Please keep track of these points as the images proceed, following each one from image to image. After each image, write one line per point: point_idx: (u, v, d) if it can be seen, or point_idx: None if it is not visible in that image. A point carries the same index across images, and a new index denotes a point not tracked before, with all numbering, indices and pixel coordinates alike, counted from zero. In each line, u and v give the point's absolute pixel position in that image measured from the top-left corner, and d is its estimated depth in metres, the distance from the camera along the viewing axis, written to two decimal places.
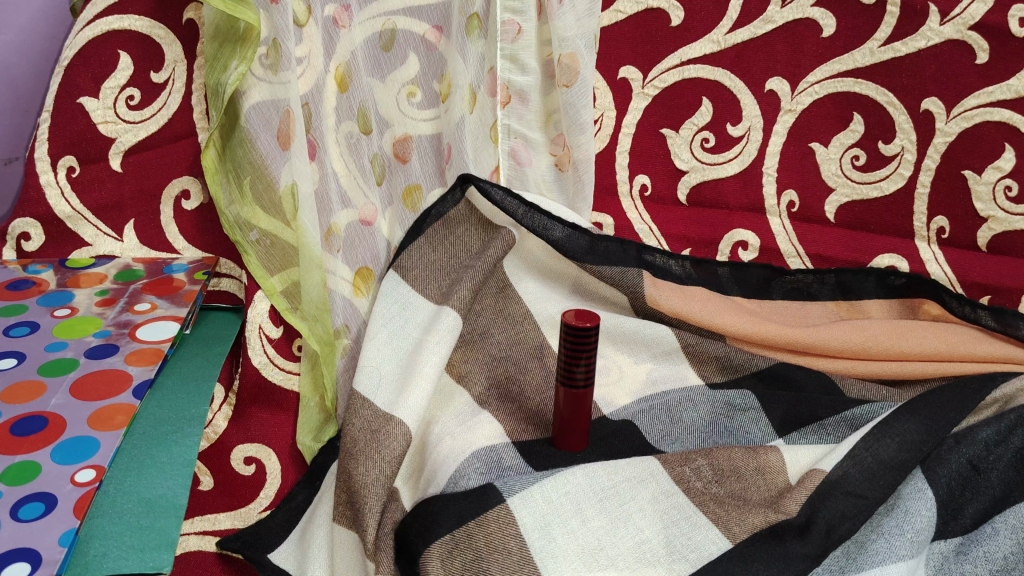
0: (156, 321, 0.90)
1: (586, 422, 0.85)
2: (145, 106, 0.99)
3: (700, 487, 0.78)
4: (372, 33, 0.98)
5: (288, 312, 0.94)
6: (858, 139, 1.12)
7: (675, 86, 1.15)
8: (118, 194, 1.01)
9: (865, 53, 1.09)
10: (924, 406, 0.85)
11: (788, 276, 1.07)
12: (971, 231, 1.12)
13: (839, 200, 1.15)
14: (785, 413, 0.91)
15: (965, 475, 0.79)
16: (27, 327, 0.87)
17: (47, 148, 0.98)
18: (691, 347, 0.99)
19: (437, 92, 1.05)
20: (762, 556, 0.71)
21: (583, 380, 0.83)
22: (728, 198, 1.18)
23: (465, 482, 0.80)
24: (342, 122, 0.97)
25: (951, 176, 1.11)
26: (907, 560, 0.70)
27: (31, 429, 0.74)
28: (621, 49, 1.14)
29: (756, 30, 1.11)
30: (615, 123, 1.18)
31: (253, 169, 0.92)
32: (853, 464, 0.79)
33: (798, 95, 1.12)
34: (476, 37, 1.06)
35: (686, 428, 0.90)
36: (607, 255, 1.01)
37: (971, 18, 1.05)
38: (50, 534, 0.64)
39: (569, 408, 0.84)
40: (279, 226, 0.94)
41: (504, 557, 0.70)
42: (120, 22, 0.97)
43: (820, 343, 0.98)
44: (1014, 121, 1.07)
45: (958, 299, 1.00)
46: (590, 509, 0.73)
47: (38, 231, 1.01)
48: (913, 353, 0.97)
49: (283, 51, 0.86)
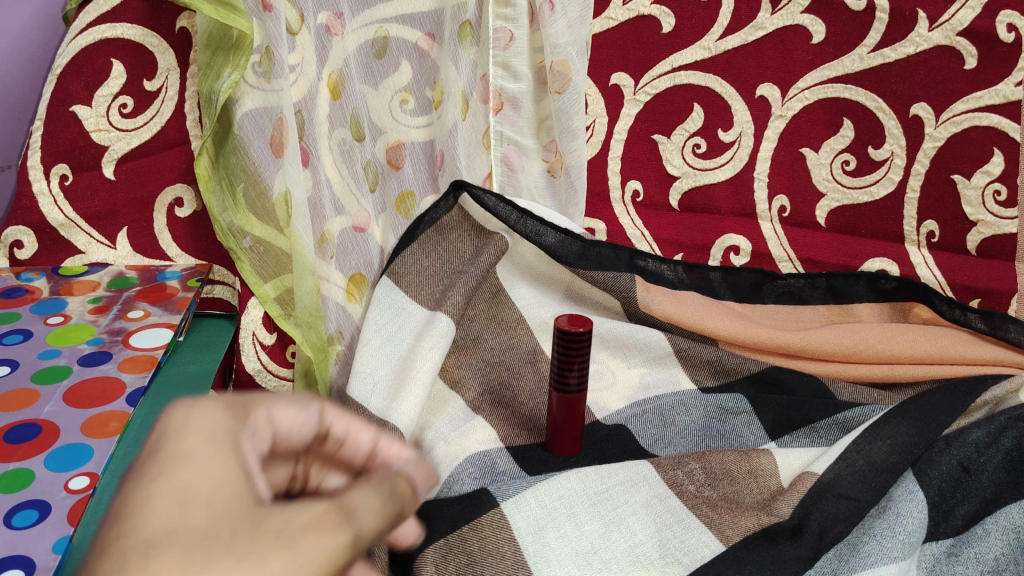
0: (150, 328, 0.91)
1: (580, 427, 0.85)
2: (138, 114, 0.99)
3: (693, 490, 0.79)
4: (365, 40, 0.98)
5: (282, 318, 0.96)
6: (847, 144, 1.14)
7: (666, 92, 1.16)
8: (111, 202, 1.01)
9: (854, 60, 1.10)
10: (915, 408, 0.86)
11: (779, 280, 1.08)
12: (961, 234, 1.13)
13: (830, 205, 1.16)
14: (776, 417, 0.92)
15: (955, 477, 0.79)
16: (20, 335, 0.87)
17: (40, 155, 0.99)
18: (685, 352, 1.00)
19: (429, 99, 1.06)
20: (755, 559, 0.71)
21: (576, 380, 0.83)
22: (720, 203, 1.19)
23: (459, 487, 0.80)
24: (335, 130, 0.97)
25: (941, 180, 1.12)
26: (899, 561, 0.70)
27: (24, 437, 0.73)
28: (612, 56, 1.16)
29: (747, 36, 1.12)
30: (607, 129, 1.19)
31: (247, 177, 0.92)
32: (845, 467, 0.80)
33: (788, 100, 1.13)
34: (468, 44, 1.07)
35: (679, 432, 0.90)
36: (600, 260, 1.02)
37: (960, 24, 1.05)
38: (44, 541, 0.64)
39: (564, 412, 0.84)
40: (273, 232, 0.94)
41: (498, 561, 0.70)
42: (112, 31, 0.97)
43: (811, 346, 0.98)
44: (1003, 126, 1.08)
45: (948, 303, 1.01)
46: (583, 513, 0.74)
47: (31, 239, 1.01)
48: (904, 356, 0.97)
49: (276, 59, 0.86)
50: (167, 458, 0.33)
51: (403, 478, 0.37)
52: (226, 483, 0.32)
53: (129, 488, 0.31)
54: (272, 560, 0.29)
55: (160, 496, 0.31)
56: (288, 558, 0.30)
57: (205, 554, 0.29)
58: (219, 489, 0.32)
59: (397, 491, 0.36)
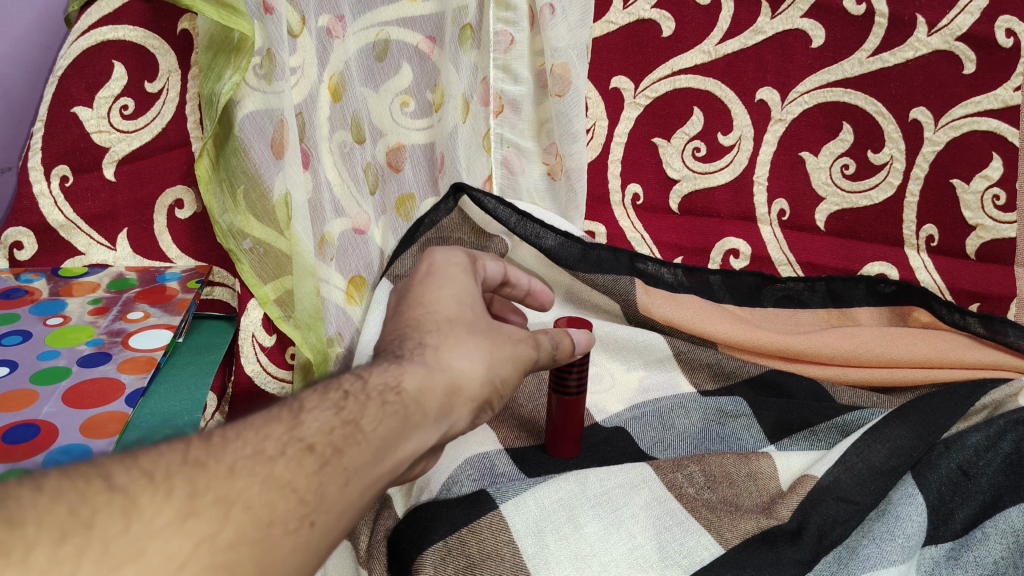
0: (150, 329, 0.90)
1: (579, 429, 0.85)
2: (139, 116, 1.00)
3: (692, 493, 0.78)
4: (365, 43, 0.98)
5: (281, 320, 0.97)
6: (847, 148, 1.14)
7: (666, 96, 1.16)
8: (111, 203, 1.01)
9: (854, 64, 1.10)
10: (914, 412, 0.86)
11: (779, 283, 1.07)
12: (960, 239, 1.13)
13: (829, 208, 1.16)
14: (776, 421, 0.92)
15: (955, 481, 0.79)
16: (20, 336, 0.87)
17: (41, 157, 0.99)
18: (684, 356, 1.00)
19: (430, 101, 1.06)
20: (754, 562, 0.70)
21: (576, 382, 0.83)
22: (720, 207, 1.19)
23: (459, 489, 0.80)
24: (336, 132, 0.97)
25: (940, 184, 1.12)
26: (899, 565, 0.70)
27: (23, 438, 0.73)
28: (612, 60, 1.16)
29: (747, 40, 1.12)
30: (607, 132, 1.19)
31: (247, 178, 0.92)
32: (844, 471, 0.80)
33: (788, 104, 1.14)
34: (469, 47, 1.07)
35: (679, 435, 0.90)
36: (600, 263, 1.02)
37: (959, 29, 1.06)
38: None
39: (563, 415, 0.84)
40: (273, 234, 0.94)
41: (497, 564, 0.70)
42: (114, 33, 0.97)
43: (810, 350, 0.98)
44: (1001, 130, 1.08)
45: (947, 306, 1.00)
46: (583, 516, 0.74)
47: (31, 240, 1.01)
48: (903, 360, 0.97)
49: (277, 61, 0.86)
50: (441, 276, 0.65)
51: (566, 339, 0.71)
52: (475, 300, 0.64)
53: (423, 289, 0.63)
54: (506, 347, 0.61)
55: (447, 301, 0.62)
56: (517, 347, 0.62)
57: (473, 331, 0.60)
58: (471, 299, 0.63)
59: (559, 345, 0.69)
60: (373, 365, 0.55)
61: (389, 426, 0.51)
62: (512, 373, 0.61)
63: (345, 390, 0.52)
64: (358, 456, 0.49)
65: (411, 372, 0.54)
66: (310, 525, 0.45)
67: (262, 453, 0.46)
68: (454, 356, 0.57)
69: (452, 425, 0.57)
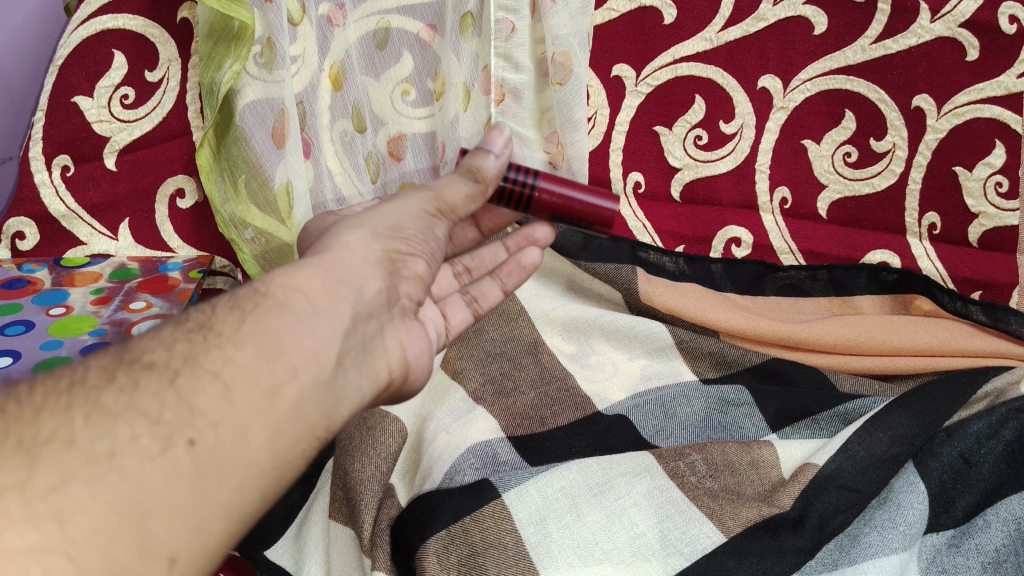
0: (152, 319, 0.90)
1: (580, 186, 0.73)
2: (139, 106, 1.00)
3: (695, 481, 0.79)
4: (366, 31, 0.99)
5: None
6: (849, 136, 1.13)
7: (668, 84, 1.16)
8: (112, 193, 1.02)
9: (857, 51, 1.10)
10: (916, 400, 0.85)
11: (780, 272, 1.07)
12: (961, 227, 1.13)
13: (831, 196, 1.16)
14: (778, 408, 0.92)
15: (956, 469, 0.80)
16: (22, 326, 0.87)
17: (41, 147, 1.00)
18: (685, 344, 1.00)
19: (431, 90, 1.05)
20: (756, 549, 0.71)
21: (522, 177, 0.72)
22: (722, 195, 1.19)
23: (460, 478, 0.80)
24: (336, 121, 1.02)
25: (943, 172, 1.11)
26: (901, 553, 0.71)
27: None
28: (614, 47, 1.15)
29: (748, 28, 1.12)
30: (609, 120, 1.19)
31: (248, 168, 0.92)
32: (846, 459, 0.80)
33: (790, 93, 1.13)
34: (470, 36, 1.02)
35: (681, 424, 0.90)
36: (602, 251, 1.05)
37: (961, 16, 1.05)
38: None
39: (556, 216, 0.73)
40: (273, 224, 0.94)
41: (501, 553, 0.70)
42: (114, 22, 0.97)
43: (812, 339, 0.98)
44: (1005, 117, 1.08)
45: (949, 295, 1.00)
46: (585, 504, 0.74)
47: (32, 231, 1.02)
48: (905, 349, 0.97)
49: (276, 50, 0.86)
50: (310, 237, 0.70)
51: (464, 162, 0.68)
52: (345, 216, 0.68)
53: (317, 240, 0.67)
54: (386, 208, 0.64)
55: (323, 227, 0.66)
56: (393, 203, 0.65)
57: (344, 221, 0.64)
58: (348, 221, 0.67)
59: (466, 165, 0.67)
60: (225, 297, 0.55)
61: (260, 321, 0.52)
62: (414, 223, 0.64)
63: (195, 320, 0.53)
64: (223, 358, 0.50)
65: (278, 277, 0.56)
66: (188, 445, 0.46)
67: (92, 393, 0.47)
68: (334, 247, 0.60)
69: (363, 287, 0.58)
